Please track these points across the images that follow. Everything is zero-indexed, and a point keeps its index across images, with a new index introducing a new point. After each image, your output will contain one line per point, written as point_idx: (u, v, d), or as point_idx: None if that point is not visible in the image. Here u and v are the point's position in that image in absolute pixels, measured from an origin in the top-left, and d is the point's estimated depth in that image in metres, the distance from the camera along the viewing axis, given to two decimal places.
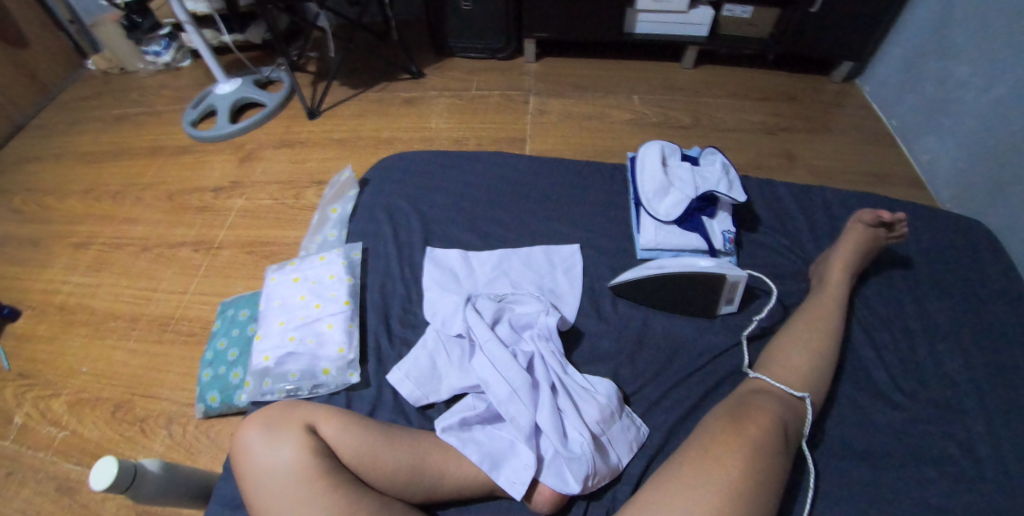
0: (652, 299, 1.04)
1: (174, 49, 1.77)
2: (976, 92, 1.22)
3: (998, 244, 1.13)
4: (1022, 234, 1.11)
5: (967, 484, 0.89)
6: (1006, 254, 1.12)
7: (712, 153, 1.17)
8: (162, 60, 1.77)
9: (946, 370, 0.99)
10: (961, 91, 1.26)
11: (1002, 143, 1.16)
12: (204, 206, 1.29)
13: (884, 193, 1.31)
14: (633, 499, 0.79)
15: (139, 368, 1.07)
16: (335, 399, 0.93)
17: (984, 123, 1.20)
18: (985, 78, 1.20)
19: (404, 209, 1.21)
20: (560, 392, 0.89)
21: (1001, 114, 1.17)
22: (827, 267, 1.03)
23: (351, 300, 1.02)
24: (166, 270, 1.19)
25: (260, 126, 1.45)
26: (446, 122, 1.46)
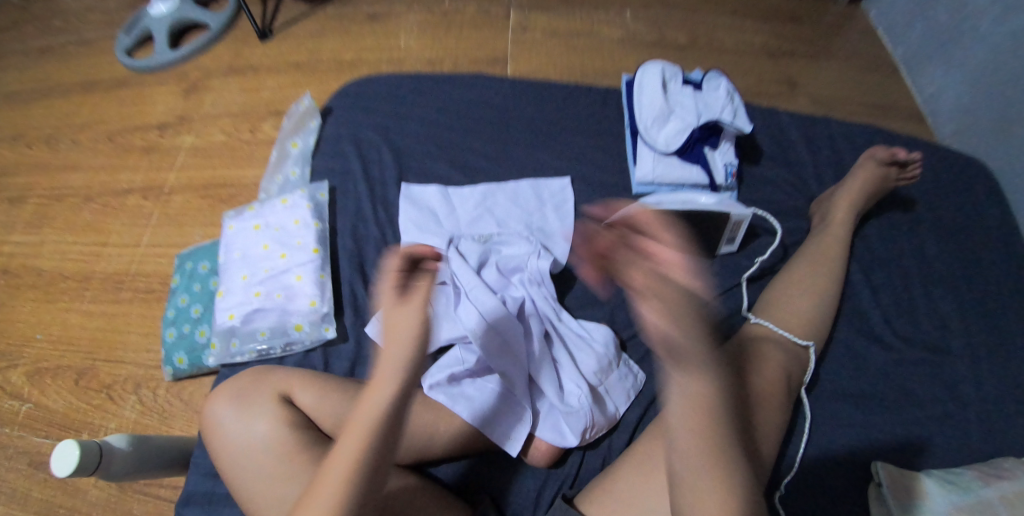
0: None
1: None
2: (992, 19, 1.12)
3: (996, 185, 1.10)
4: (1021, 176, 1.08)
5: (957, 426, 0.89)
6: (1003, 195, 1.09)
7: (716, 79, 1.07)
8: None
9: (938, 315, 0.98)
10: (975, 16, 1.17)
11: (1011, 78, 1.10)
12: (150, 147, 1.16)
13: (883, 125, 1.25)
14: (633, 449, 0.77)
15: (98, 330, 0.99)
16: (310, 357, 0.84)
17: (994, 54, 1.13)
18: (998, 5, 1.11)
19: (373, 140, 1.07)
20: (554, 342, 0.83)
21: (1012, 46, 1.09)
22: (831, 204, 0.99)
23: (320, 247, 0.91)
24: (114, 222, 1.09)
25: (206, 52, 1.28)
26: (417, 40, 1.29)
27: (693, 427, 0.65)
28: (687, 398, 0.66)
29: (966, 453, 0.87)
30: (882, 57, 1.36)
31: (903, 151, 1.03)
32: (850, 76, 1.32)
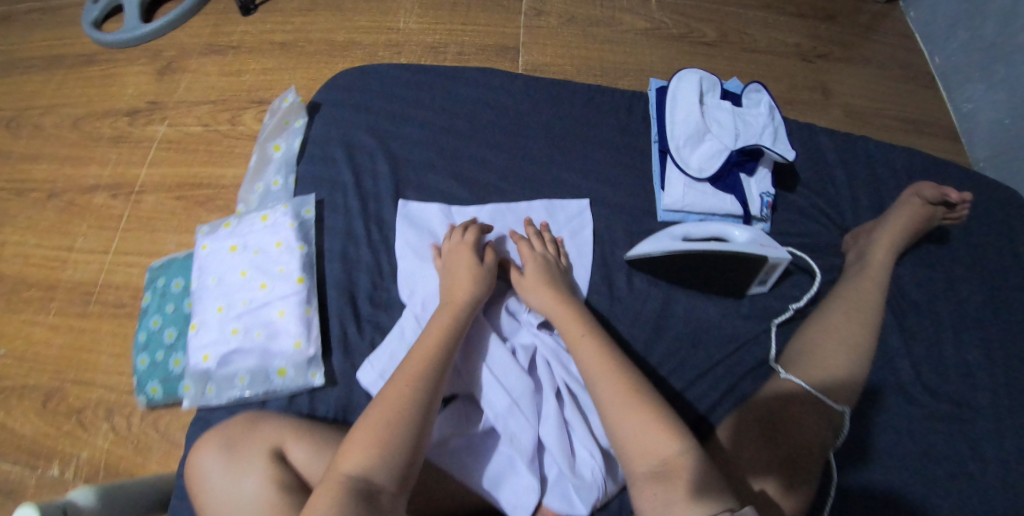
0: (676, 275, 0.90)
1: None
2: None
3: None
4: None
5: (975, 486, 0.84)
6: None
7: (757, 94, 1.00)
8: None
9: (964, 365, 0.93)
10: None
11: None
12: (118, 136, 1.07)
13: (916, 144, 1.16)
14: None
15: (66, 348, 0.92)
16: (295, 402, 0.79)
17: None
18: None
19: (367, 145, 0.97)
20: (566, 400, 0.78)
21: None
22: (870, 244, 0.93)
23: (305, 276, 0.84)
24: (81, 223, 1.00)
25: (182, 26, 1.17)
26: (418, 22, 1.17)
27: (621, 392, 0.69)
28: (605, 374, 0.71)
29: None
30: (918, 64, 1.26)
31: (954, 190, 0.94)
32: (887, 84, 1.23)
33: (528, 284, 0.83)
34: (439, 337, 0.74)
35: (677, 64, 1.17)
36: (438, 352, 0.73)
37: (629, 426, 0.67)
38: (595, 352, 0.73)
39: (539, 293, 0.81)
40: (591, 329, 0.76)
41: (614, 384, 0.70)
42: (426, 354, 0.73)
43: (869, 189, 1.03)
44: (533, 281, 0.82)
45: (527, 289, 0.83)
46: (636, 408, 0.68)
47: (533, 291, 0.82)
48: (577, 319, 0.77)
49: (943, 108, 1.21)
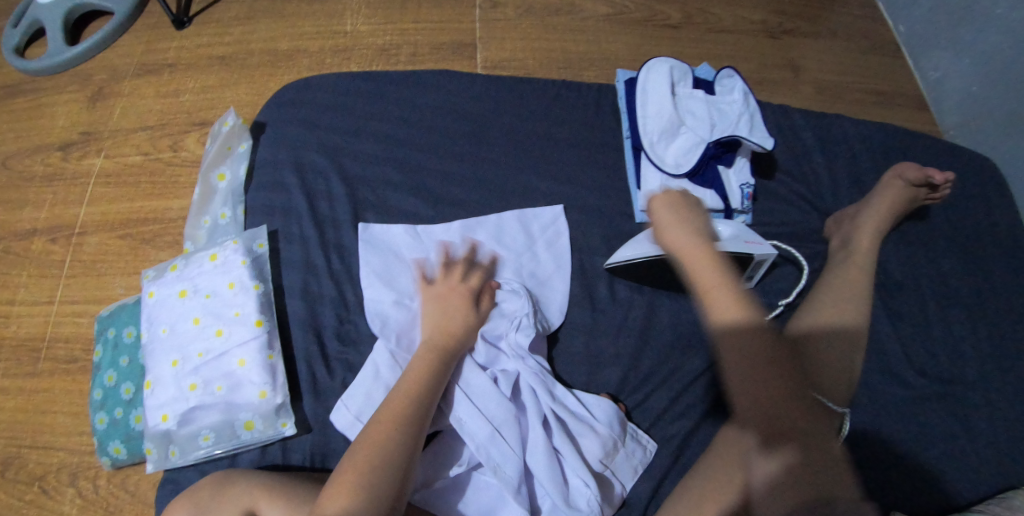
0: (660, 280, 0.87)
1: None
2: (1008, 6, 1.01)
3: (1008, 189, 1.02)
4: None
5: (966, 462, 0.84)
6: (1015, 202, 1.01)
7: (729, 79, 0.95)
8: None
9: (953, 343, 0.92)
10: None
11: None
12: (53, 174, 1.00)
13: (888, 116, 1.14)
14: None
15: (18, 410, 0.87)
16: (268, 452, 0.77)
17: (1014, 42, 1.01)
18: None
19: (321, 167, 0.92)
20: (553, 427, 0.76)
21: None
22: (854, 230, 0.91)
23: (264, 318, 0.80)
24: (21, 272, 0.94)
25: (110, 46, 1.08)
26: (365, 24, 1.10)
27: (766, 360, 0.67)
28: (733, 330, 0.67)
29: (976, 494, 0.83)
30: (886, 29, 1.23)
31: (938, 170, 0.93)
32: (857, 54, 1.19)
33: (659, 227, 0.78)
34: (419, 381, 0.73)
35: (642, 50, 1.12)
36: (417, 396, 0.71)
37: (748, 387, 0.67)
38: (728, 303, 0.69)
39: (670, 235, 0.76)
40: (724, 277, 0.71)
41: (751, 343, 0.67)
42: (406, 399, 0.71)
43: (844, 168, 1.00)
44: (671, 229, 0.76)
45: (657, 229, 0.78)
46: (761, 372, 0.67)
47: (670, 237, 0.76)
48: (714, 267, 0.72)
49: (912, 76, 1.18)
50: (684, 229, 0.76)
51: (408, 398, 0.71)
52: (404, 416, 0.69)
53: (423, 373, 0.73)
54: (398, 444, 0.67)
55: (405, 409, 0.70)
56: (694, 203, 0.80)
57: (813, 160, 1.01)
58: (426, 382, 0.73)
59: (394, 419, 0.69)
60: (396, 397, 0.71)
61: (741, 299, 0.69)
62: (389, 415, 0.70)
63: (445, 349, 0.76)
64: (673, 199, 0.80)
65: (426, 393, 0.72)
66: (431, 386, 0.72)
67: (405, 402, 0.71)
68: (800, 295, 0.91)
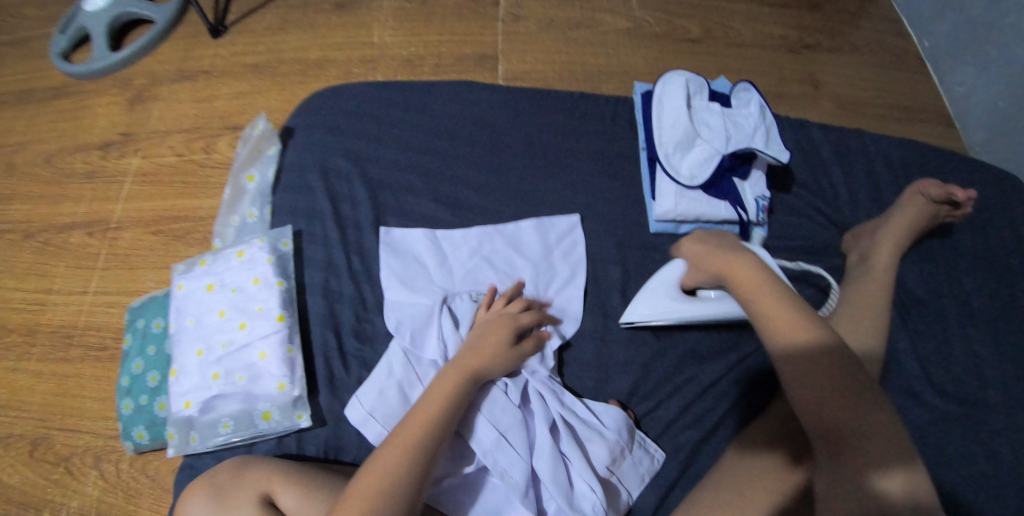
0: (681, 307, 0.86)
1: None
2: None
3: None
4: None
5: (983, 484, 0.83)
6: None
7: (746, 92, 0.96)
8: None
9: (972, 363, 0.90)
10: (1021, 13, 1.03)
11: None
12: (93, 172, 1.05)
13: (911, 133, 1.13)
14: None
15: (49, 394, 0.91)
16: (283, 443, 0.80)
17: None
18: None
19: (344, 170, 0.95)
20: (561, 432, 0.77)
21: None
22: (872, 246, 0.90)
23: (285, 313, 0.83)
24: (59, 264, 0.99)
25: (151, 52, 1.14)
26: (391, 34, 1.14)
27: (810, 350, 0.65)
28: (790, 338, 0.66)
29: None
30: (911, 47, 1.22)
31: (960, 187, 0.92)
32: (880, 71, 1.19)
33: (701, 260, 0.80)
34: (435, 409, 0.71)
35: (662, 64, 1.13)
36: (432, 426, 0.70)
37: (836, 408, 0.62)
38: (778, 309, 0.68)
39: (714, 262, 0.77)
40: (774, 288, 0.70)
41: (822, 356, 0.64)
42: (421, 428, 0.70)
43: (863, 183, 1.00)
44: (714, 257, 0.78)
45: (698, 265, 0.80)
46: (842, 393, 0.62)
47: (716, 263, 0.77)
48: (763, 280, 0.71)
49: (937, 92, 1.17)
50: (727, 252, 0.77)
51: (422, 427, 0.70)
52: (417, 444, 0.68)
53: (439, 401, 0.72)
54: (408, 475, 0.66)
55: (419, 438, 0.69)
56: (732, 239, 0.82)
57: (831, 174, 1.01)
58: (442, 411, 0.71)
59: (406, 447, 0.68)
60: (410, 424, 0.70)
61: (793, 304, 0.68)
62: (401, 442, 0.69)
63: (462, 378, 0.74)
64: (706, 239, 0.82)
65: (441, 423, 0.71)
66: (446, 415, 0.71)
67: (419, 431, 0.69)
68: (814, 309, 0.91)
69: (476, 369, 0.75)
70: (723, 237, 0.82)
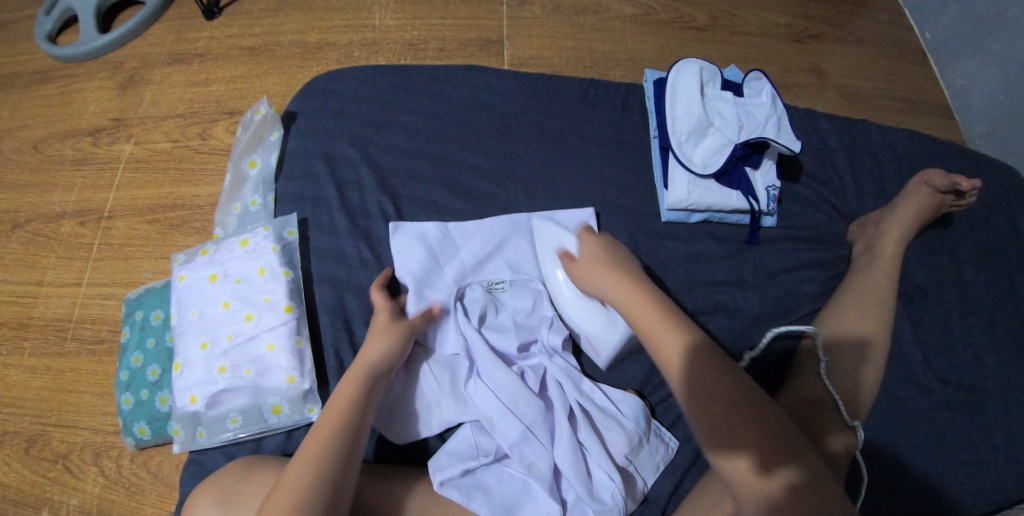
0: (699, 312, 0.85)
1: None
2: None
3: None
4: None
5: (982, 468, 0.85)
6: None
7: (758, 81, 0.95)
8: None
9: (974, 349, 0.92)
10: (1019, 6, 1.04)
11: None
12: (83, 158, 1.01)
13: (911, 123, 1.14)
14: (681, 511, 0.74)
15: (44, 389, 0.88)
16: (293, 438, 0.79)
17: None
18: None
19: (351, 158, 0.93)
20: (579, 419, 0.76)
21: None
22: (879, 234, 0.91)
23: (292, 304, 0.81)
24: (49, 254, 0.95)
25: (143, 34, 1.09)
26: (393, 18, 1.11)
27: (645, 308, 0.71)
28: (691, 373, 0.66)
29: (991, 502, 0.84)
30: (912, 36, 1.23)
31: (964, 176, 0.92)
32: (881, 60, 1.19)
33: (583, 268, 0.78)
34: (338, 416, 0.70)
35: (667, 51, 1.13)
36: (334, 438, 0.68)
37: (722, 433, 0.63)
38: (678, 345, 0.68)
39: (600, 277, 0.75)
40: (667, 318, 0.70)
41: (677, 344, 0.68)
42: (324, 441, 0.68)
43: (869, 173, 1.01)
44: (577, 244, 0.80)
45: (581, 274, 0.78)
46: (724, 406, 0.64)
47: (592, 274, 0.76)
48: (652, 307, 0.71)
49: (936, 82, 1.19)
50: (613, 267, 0.76)
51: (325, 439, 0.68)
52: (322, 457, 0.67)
53: (337, 416, 0.70)
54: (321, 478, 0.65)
55: (337, 422, 0.70)
56: (616, 246, 0.80)
57: (838, 163, 1.01)
58: (342, 423, 0.70)
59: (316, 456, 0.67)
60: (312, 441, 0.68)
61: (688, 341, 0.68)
62: (312, 451, 0.67)
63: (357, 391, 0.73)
64: (601, 240, 0.80)
65: (345, 436, 0.69)
66: (347, 427, 0.69)
67: (322, 446, 0.67)
68: (822, 297, 0.91)
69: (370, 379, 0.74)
70: (611, 242, 0.80)
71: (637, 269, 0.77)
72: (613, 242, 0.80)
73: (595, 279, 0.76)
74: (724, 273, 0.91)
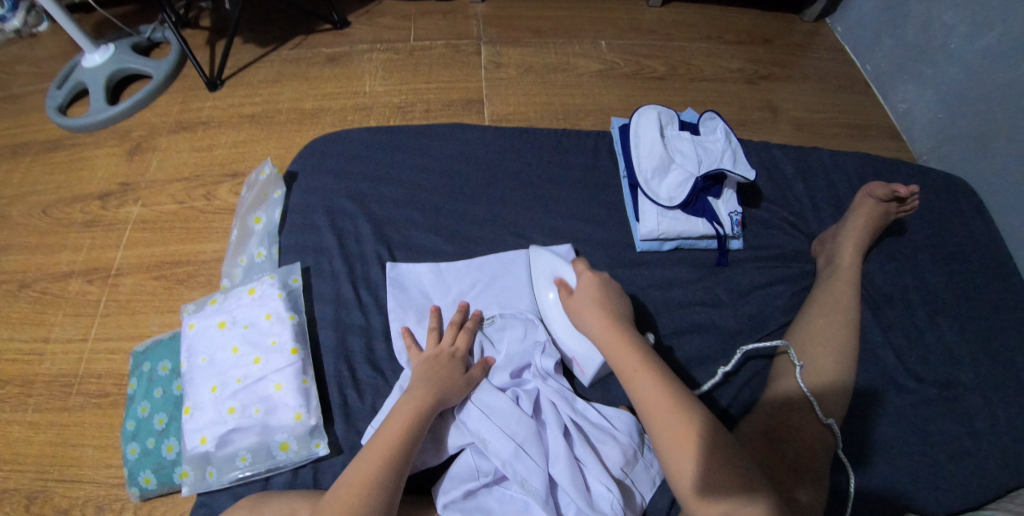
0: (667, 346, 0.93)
1: (23, 9, 1.32)
2: (962, 38, 1.15)
3: (980, 205, 1.10)
4: (1003, 195, 1.09)
5: (966, 459, 0.89)
6: (988, 217, 1.09)
7: (712, 120, 1.06)
8: (8, 27, 1.32)
9: (945, 346, 0.97)
10: (945, 36, 1.18)
11: (987, 96, 1.11)
12: (91, 221, 1.06)
13: (863, 150, 1.25)
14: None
15: (48, 444, 0.89)
16: (299, 476, 0.80)
17: (970, 73, 1.14)
18: (972, 25, 1.13)
19: (349, 207, 1.00)
20: (574, 437, 0.80)
21: (988, 66, 1.11)
22: (837, 248, 0.98)
23: (298, 346, 0.85)
24: (56, 312, 0.98)
25: (147, 105, 1.19)
26: (384, 83, 1.22)
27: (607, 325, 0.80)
28: (656, 399, 0.74)
29: (981, 494, 0.87)
30: (856, 75, 1.38)
31: (902, 184, 1.01)
32: (829, 98, 1.33)
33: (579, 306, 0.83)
34: (388, 447, 0.74)
35: (634, 100, 1.24)
36: (376, 490, 0.71)
37: (684, 454, 0.71)
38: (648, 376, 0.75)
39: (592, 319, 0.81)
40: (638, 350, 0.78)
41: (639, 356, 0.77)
42: (361, 490, 0.71)
43: (825, 196, 1.10)
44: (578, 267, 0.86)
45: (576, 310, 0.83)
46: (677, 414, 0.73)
47: (585, 316, 0.82)
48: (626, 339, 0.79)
49: (882, 113, 1.31)
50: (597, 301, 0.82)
51: (361, 492, 0.71)
52: (361, 507, 0.70)
53: (383, 454, 0.73)
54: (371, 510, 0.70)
55: (389, 453, 0.74)
56: (613, 288, 0.84)
57: (795, 189, 1.11)
58: (382, 471, 0.72)
59: (365, 484, 0.71)
60: (348, 492, 0.71)
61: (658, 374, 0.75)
62: (363, 481, 0.72)
63: (398, 436, 0.75)
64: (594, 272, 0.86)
65: (381, 493, 0.71)
66: (388, 478, 0.72)
67: (359, 500, 0.70)
68: (794, 310, 0.98)
69: (415, 424, 0.76)
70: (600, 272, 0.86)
71: (624, 309, 0.83)
72: (609, 281, 0.85)
73: (589, 325, 0.81)
74: (701, 294, 0.98)
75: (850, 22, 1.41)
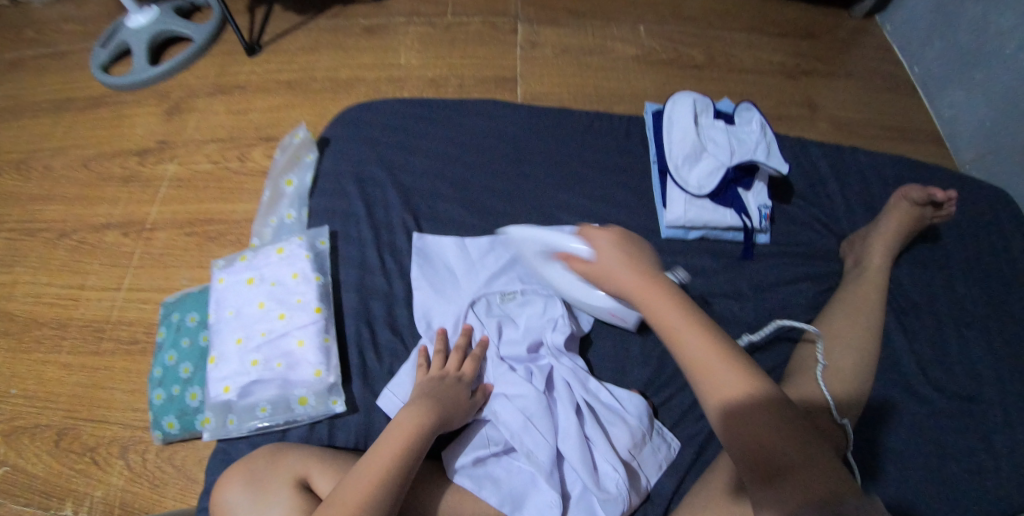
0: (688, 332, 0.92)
1: None
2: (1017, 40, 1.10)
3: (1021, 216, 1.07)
4: None
5: (988, 471, 0.86)
6: None
7: (748, 111, 1.05)
8: None
9: (974, 356, 0.95)
10: (999, 37, 1.14)
11: None
12: (130, 176, 1.10)
13: (903, 152, 1.21)
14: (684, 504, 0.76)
15: (79, 384, 0.93)
16: (316, 430, 0.82)
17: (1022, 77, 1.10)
18: None
19: (378, 175, 1.01)
20: (586, 416, 0.80)
21: None
22: (868, 247, 0.96)
23: (322, 306, 0.87)
24: (93, 261, 1.02)
25: (188, 68, 1.22)
26: (418, 57, 1.23)
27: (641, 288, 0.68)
28: (706, 371, 0.62)
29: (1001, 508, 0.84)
30: (902, 76, 1.33)
31: (938, 189, 0.99)
32: (871, 97, 1.29)
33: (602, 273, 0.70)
34: (406, 438, 0.73)
35: (668, 87, 1.23)
36: (388, 480, 0.69)
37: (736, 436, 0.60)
38: (693, 344, 0.64)
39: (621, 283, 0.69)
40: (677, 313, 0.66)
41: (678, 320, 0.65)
42: (375, 478, 0.68)
43: (860, 195, 1.07)
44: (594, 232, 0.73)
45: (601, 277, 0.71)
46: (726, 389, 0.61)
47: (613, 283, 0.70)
48: (664, 303, 0.67)
49: (926, 116, 1.27)
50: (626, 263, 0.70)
51: (374, 480, 0.68)
52: (372, 494, 0.67)
53: (400, 446, 0.72)
54: (381, 497, 0.67)
55: (406, 444, 0.72)
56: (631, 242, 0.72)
57: (829, 186, 1.08)
58: (396, 463, 0.70)
59: (379, 471, 0.69)
60: (360, 478, 0.68)
61: (702, 343, 0.64)
62: (377, 468, 0.69)
63: (414, 431, 0.73)
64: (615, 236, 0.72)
65: (391, 484, 0.68)
66: (401, 469, 0.70)
67: (372, 488, 0.67)
68: (818, 308, 0.96)
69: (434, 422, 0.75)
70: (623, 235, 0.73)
71: (653, 261, 0.72)
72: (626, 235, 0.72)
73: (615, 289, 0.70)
74: (724, 285, 0.97)
75: (900, 19, 1.37)
